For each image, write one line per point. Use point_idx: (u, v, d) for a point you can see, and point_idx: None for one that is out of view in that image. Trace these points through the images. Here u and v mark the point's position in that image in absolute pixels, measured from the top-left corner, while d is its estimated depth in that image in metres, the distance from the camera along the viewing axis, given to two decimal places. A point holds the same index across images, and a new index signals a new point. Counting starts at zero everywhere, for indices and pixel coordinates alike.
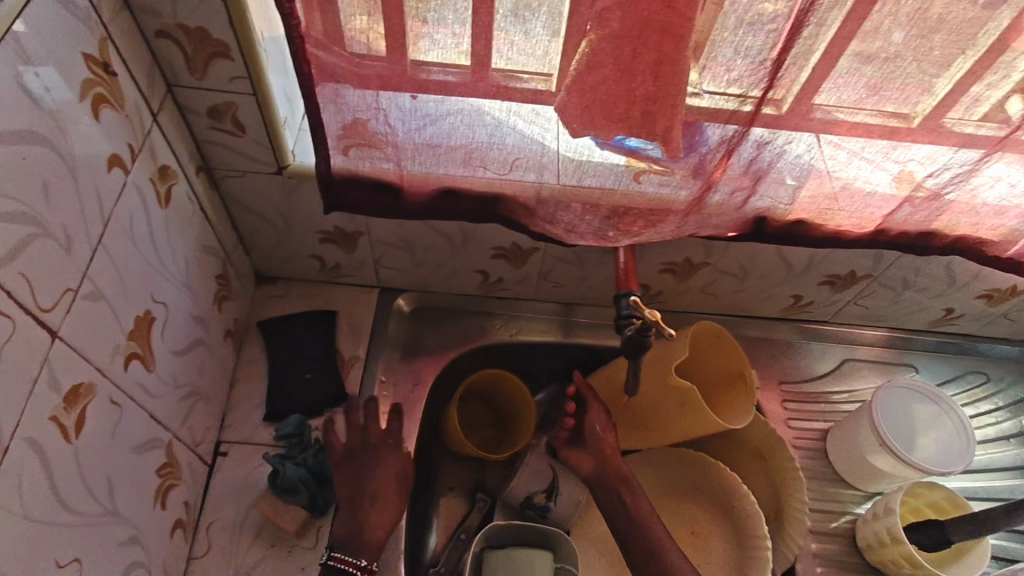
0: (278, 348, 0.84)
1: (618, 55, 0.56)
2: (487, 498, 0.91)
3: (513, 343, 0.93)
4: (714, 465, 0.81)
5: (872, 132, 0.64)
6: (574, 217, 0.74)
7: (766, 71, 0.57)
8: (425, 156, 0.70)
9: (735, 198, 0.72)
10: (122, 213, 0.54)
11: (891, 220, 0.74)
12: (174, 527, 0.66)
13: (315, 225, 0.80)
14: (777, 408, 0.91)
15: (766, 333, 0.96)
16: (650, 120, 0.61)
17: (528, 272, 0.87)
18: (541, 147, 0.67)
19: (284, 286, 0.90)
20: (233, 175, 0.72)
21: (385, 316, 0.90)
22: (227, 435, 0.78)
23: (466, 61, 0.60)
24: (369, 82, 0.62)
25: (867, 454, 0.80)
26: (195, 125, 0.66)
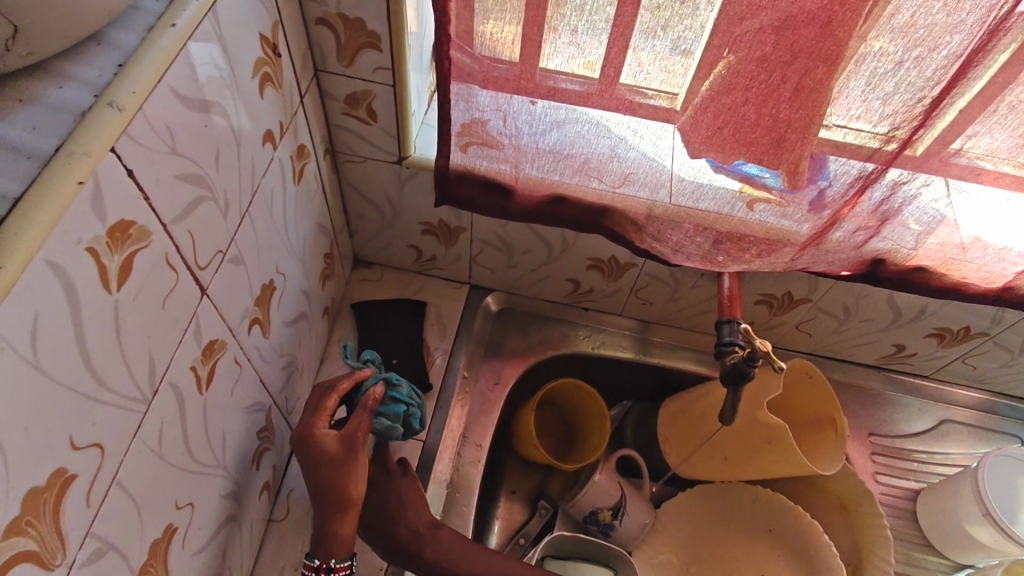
0: (368, 331, 0.87)
1: (760, 79, 0.56)
2: (548, 506, 0.89)
3: (594, 356, 0.93)
4: (794, 509, 0.80)
5: (1020, 185, 0.60)
6: (683, 237, 0.74)
7: (922, 108, 0.54)
8: (544, 161, 0.70)
9: (857, 237, 0.69)
10: (266, 185, 0.57)
11: (1023, 278, 0.70)
12: (262, 489, 0.69)
13: (420, 217, 0.83)
14: (864, 460, 0.87)
15: (859, 380, 0.91)
16: (783, 149, 0.60)
17: (620, 286, 0.87)
18: (660, 165, 0.67)
19: (379, 271, 0.93)
20: (355, 160, 0.76)
21: (473, 312, 0.92)
22: None
23: (592, 72, 0.60)
24: (503, 84, 0.63)
25: (965, 522, 0.75)
26: (330, 110, 0.69)
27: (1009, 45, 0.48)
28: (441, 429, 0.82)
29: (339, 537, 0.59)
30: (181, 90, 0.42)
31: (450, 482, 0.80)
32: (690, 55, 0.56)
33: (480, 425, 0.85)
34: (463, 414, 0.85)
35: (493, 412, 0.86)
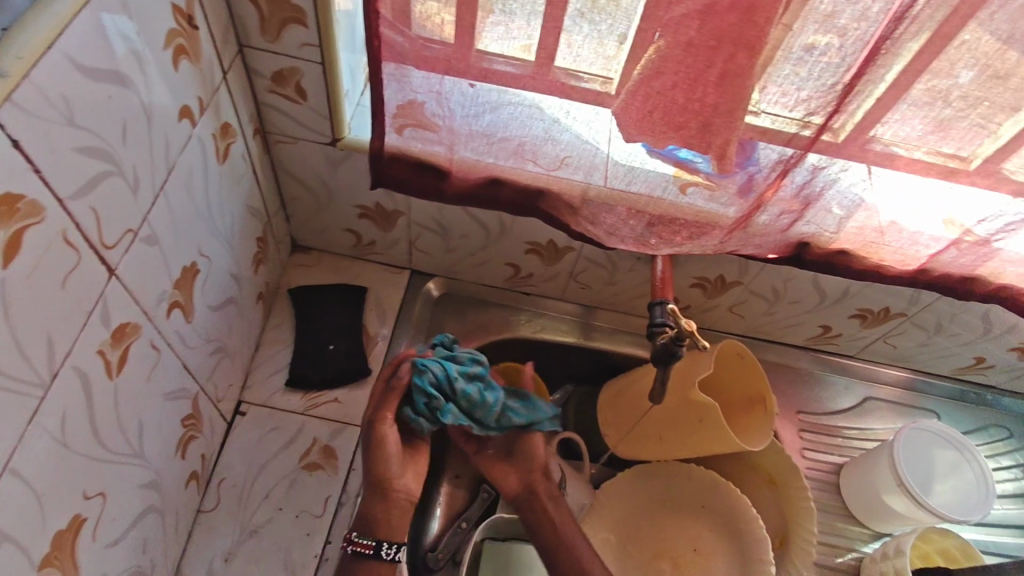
0: (305, 317, 0.85)
1: (687, 63, 0.57)
2: (490, 490, 0.90)
3: (535, 339, 0.93)
4: (727, 486, 0.81)
5: (929, 171, 0.64)
6: (616, 221, 0.74)
7: (835, 93, 0.56)
8: (478, 143, 0.70)
9: (782, 220, 0.72)
10: (185, 163, 0.55)
11: (935, 261, 0.74)
12: (189, 479, 0.67)
13: (356, 199, 0.81)
14: (792, 437, 0.90)
15: (788, 360, 0.95)
16: (709, 133, 0.61)
17: (559, 270, 0.88)
18: (592, 147, 0.68)
19: (317, 256, 0.91)
20: (286, 140, 0.73)
21: (414, 297, 0.91)
22: (248, 396, 0.79)
23: (529, 54, 0.60)
24: (435, 65, 0.63)
25: (882, 493, 0.79)
26: (257, 88, 0.67)
27: (925, 31, 0.51)
28: None
29: (375, 518, 0.68)
30: (80, 59, 0.39)
31: None
32: (624, 40, 0.57)
33: None
34: None
35: None
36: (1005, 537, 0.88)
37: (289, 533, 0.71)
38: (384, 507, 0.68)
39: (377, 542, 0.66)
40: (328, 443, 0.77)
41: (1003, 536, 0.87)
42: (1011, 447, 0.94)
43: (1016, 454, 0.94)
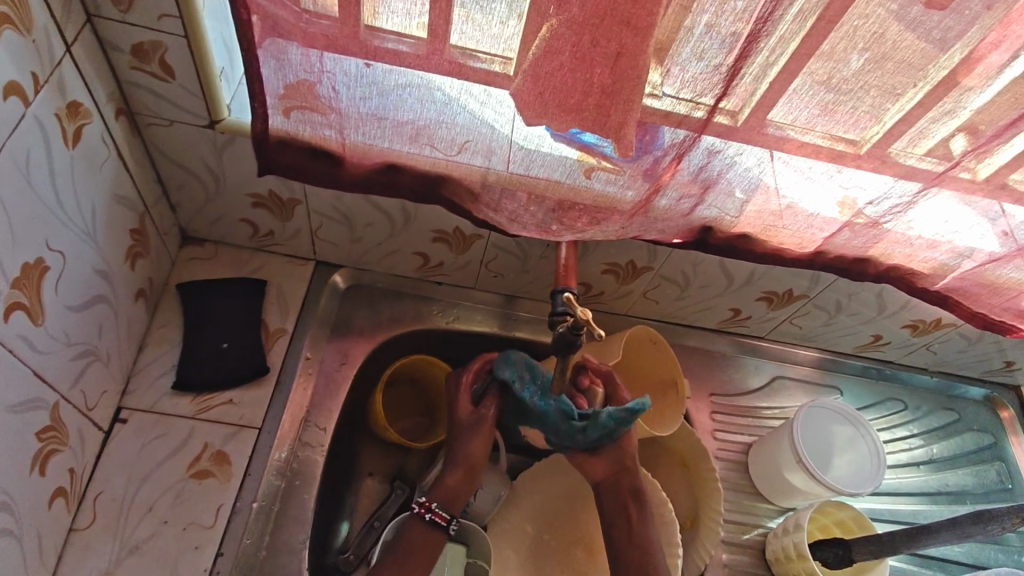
0: (195, 314, 0.79)
1: (576, 42, 0.55)
2: (406, 487, 0.87)
3: (450, 330, 0.91)
4: (637, 472, 0.80)
5: (820, 154, 0.65)
6: (518, 207, 0.72)
7: (722, 75, 0.57)
8: (369, 127, 0.66)
9: (683, 205, 0.71)
10: (17, 148, 0.49)
11: (830, 243, 0.75)
12: (53, 496, 0.61)
13: (247, 187, 0.75)
14: (705, 418, 0.92)
15: (703, 343, 0.96)
16: (604, 114, 0.60)
17: (470, 258, 0.85)
18: (490, 130, 0.65)
19: (212, 248, 0.84)
20: (160, 123, 0.67)
21: (319, 291, 0.86)
22: (129, 401, 0.72)
23: (423, 33, 0.57)
24: (315, 41, 0.59)
25: (783, 469, 0.82)
26: (116, 64, 0.60)
27: (810, 15, 0.53)
28: (279, 414, 0.77)
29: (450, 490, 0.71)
30: None
31: (289, 469, 0.75)
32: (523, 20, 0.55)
33: (326, 408, 0.81)
34: (306, 397, 0.80)
35: (339, 394, 0.82)
36: (898, 505, 0.92)
37: (175, 547, 0.66)
38: (460, 480, 0.71)
39: (451, 517, 0.70)
40: (220, 448, 0.72)
41: (896, 504, 0.92)
42: (906, 419, 0.99)
43: (912, 424, 0.99)
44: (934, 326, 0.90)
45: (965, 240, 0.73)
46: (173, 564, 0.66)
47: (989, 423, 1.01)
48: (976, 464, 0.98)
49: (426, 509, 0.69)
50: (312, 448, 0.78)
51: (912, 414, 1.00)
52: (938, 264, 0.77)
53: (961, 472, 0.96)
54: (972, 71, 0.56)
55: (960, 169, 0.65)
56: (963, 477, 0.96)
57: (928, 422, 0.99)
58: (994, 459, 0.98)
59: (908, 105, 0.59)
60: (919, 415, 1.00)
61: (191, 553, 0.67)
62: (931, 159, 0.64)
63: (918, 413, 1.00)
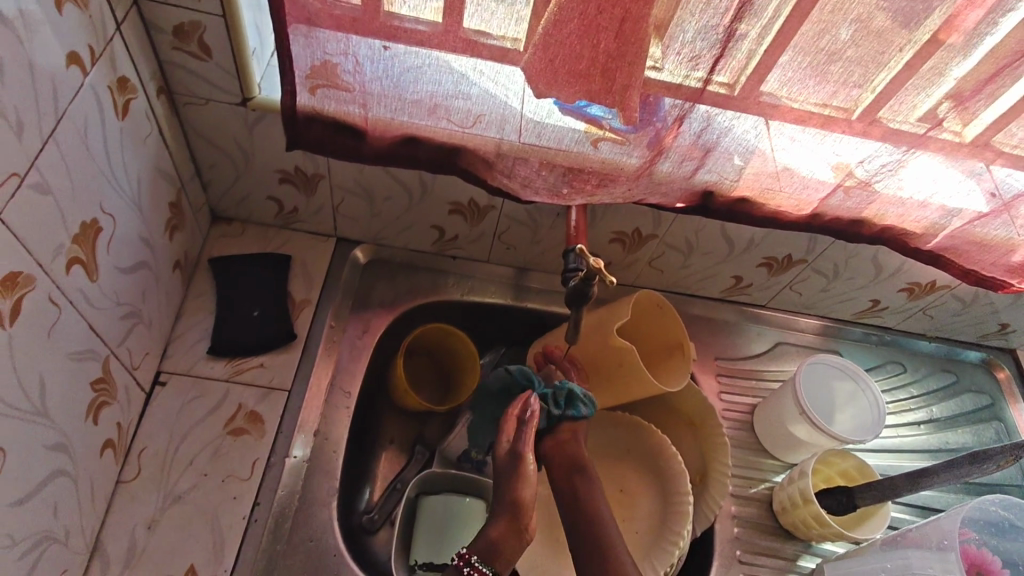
0: (225, 286, 0.83)
1: (582, 11, 0.59)
2: (426, 451, 0.93)
3: (465, 302, 0.95)
4: (644, 425, 0.85)
5: (811, 119, 0.69)
6: (530, 172, 0.77)
7: (719, 36, 0.61)
8: (390, 101, 0.71)
9: (684, 168, 0.75)
10: (77, 113, 0.55)
11: (825, 205, 0.80)
12: (104, 447, 0.66)
13: (275, 164, 0.80)
14: (711, 382, 0.96)
15: (707, 311, 1.00)
16: (610, 78, 0.64)
17: (483, 230, 0.89)
18: (503, 105, 0.70)
19: (240, 226, 0.89)
20: (195, 102, 0.72)
21: (340, 265, 0.91)
22: (168, 365, 0.77)
23: (438, 18, 0.62)
24: (340, 22, 0.64)
25: (788, 425, 0.86)
26: (159, 44, 0.65)
27: None
28: (307, 378, 0.81)
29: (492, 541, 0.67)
30: None
31: (318, 428, 0.80)
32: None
33: (350, 374, 0.85)
34: (331, 362, 0.84)
35: (362, 360, 0.86)
36: (900, 462, 0.95)
37: (215, 498, 0.71)
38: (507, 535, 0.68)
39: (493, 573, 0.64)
40: (254, 408, 0.77)
41: (898, 461, 0.95)
42: (906, 381, 1.03)
43: (911, 386, 1.02)
44: (929, 289, 0.94)
45: (953, 199, 0.77)
46: (215, 512, 0.70)
47: (987, 385, 1.04)
48: (975, 424, 1.01)
49: (465, 561, 0.64)
50: (338, 409, 0.82)
51: (912, 376, 1.03)
52: (929, 223, 0.80)
53: (960, 431, 1.00)
54: (954, 32, 0.60)
55: (943, 129, 0.69)
56: (962, 435, 1.00)
57: (927, 384, 1.03)
58: (992, 418, 1.01)
59: (896, 66, 0.63)
60: (919, 378, 1.03)
61: (230, 503, 0.71)
62: (914, 122, 0.69)
63: (917, 375, 1.03)
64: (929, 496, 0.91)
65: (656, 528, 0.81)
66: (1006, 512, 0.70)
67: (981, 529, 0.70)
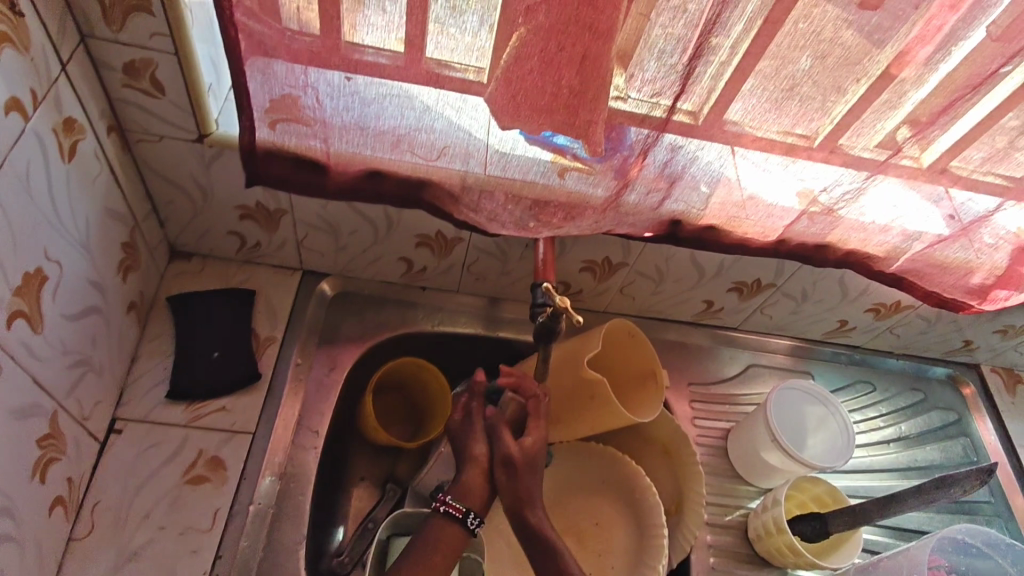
0: (184, 326, 0.80)
1: (544, 47, 0.59)
2: (398, 489, 0.89)
3: (435, 334, 0.93)
4: (620, 458, 0.84)
5: (774, 146, 0.70)
6: (496, 206, 0.75)
7: (678, 73, 0.62)
8: (352, 135, 0.70)
9: (651, 199, 0.75)
10: (18, 159, 0.53)
11: (791, 231, 0.80)
12: (53, 505, 0.63)
13: (235, 200, 0.78)
14: (685, 408, 0.95)
15: (680, 336, 1.00)
16: (574, 114, 0.64)
17: (452, 262, 0.88)
18: (468, 136, 0.69)
19: (200, 263, 0.86)
20: (149, 139, 0.69)
21: (306, 300, 0.88)
22: (123, 413, 0.74)
23: (401, 48, 0.62)
24: (298, 55, 0.63)
25: (760, 450, 0.86)
26: (109, 83, 0.63)
27: (757, 18, 0.58)
28: (271, 419, 0.78)
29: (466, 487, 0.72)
30: None
31: (284, 472, 0.77)
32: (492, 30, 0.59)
33: (316, 413, 0.82)
34: (297, 402, 0.82)
35: (329, 398, 0.84)
36: (872, 482, 0.96)
37: (172, 553, 0.68)
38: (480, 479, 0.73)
39: (466, 509, 0.71)
40: (215, 454, 0.74)
41: (870, 482, 0.96)
42: (876, 400, 1.04)
43: (881, 405, 1.04)
44: (895, 309, 0.96)
45: (913, 223, 0.78)
46: (172, 568, 0.67)
47: (953, 401, 1.06)
48: (943, 440, 1.02)
49: (441, 501, 0.71)
50: (305, 450, 0.79)
51: (881, 395, 1.05)
52: (892, 247, 0.81)
53: (929, 448, 1.01)
54: (905, 66, 0.62)
55: (902, 156, 0.70)
56: (931, 452, 1.01)
57: (896, 402, 1.04)
58: (959, 434, 1.03)
59: (852, 98, 0.65)
60: (887, 396, 1.05)
61: (189, 557, 0.68)
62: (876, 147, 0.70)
63: (886, 394, 1.05)
64: (901, 516, 0.92)
65: (633, 562, 0.80)
66: (972, 538, 0.72)
67: (950, 554, 0.72)
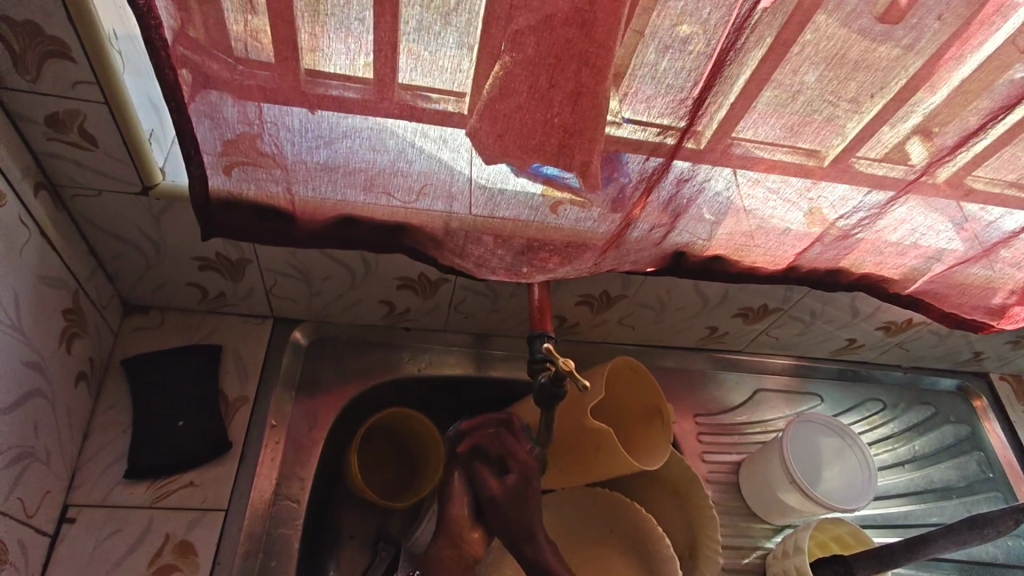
0: (142, 391, 0.73)
1: (531, 82, 0.53)
2: (390, 548, 0.83)
3: (423, 377, 0.87)
4: (629, 506, 0.78)
5: (788, 170, 0.63)
6: (484, 251, 0.69)
7: (686, 108, 0.56)
8: (319, 180, 0.62)
9: (655, 234, 0.69)
10: None
11: (803, 258, 0.75)
12: None
13: (192, 251, 0.69)
14: (692, 441, 0.90)
15: (682, 363, 0.95)
16: (568, 153, 0.58)
17: (437, 302, 0.81)
18: (449, 174, 0.61)
19: (158, 315, 0.78)
20: (86, 193, 0.62)
21: (279, 349, 0.81)
22: (76, 497, 0.67)
23: (369, 75, 0.53)
24: (250, 93, 0.54)
25: (777, 490, 0.81)
26: (30, 135, 0.56)
27: (768, 35, 0.51)
28: (247, 492, 0.71)
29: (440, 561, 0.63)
30: None
31: (263, 550, 0.70)
32: (470, 51, 0.51)
33: (298, 478, 0.75)
34: (274, 468, 0.74)
35: (310, 460, 0.77)
36: (888, 509, 0.92)
37: None
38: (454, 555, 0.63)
39: None
40: (184, 538, 0.67)
41: (887, 508, 0.92)
42: (887, 418, 1.00)
43: (892, 424, 1.00)
44: (906, 325, 0.91)
45: (933, 244, 0.73)
46: None
47: (965, 413, 1.02)
48: (957, 457, 0.98)
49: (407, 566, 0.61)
50: (287, 523, 0.72)
51: (892, 413, 1.00)
52: (908, 269, 0.77)
53: (944, 467, 0.97)
54: (929, 81, 0.56)
55: (927, 176, 0.65)
56: (946, 471, 0.97)
57: (908, 420, 1.00)
58: (973, 449, 0.99)
59: (868, 116, 0.58)
60: (898, 413, 1.01)
61: None
62: (899, 168, 0.64)
63: (897, 410, 1.01)
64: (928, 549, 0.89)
65: None
66: None
67: None
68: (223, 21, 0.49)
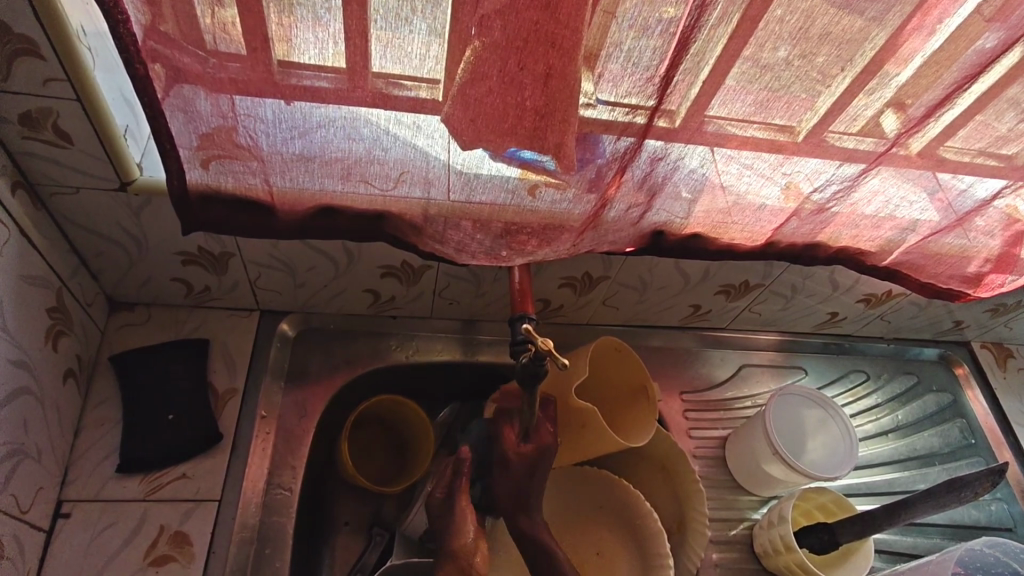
0: (132, 387, 0.73)
1: (501, 66, 0.53)
2: (385, 531, 0.84)
3: (411, 364, 0.88)
4: (616, 482, 0.80)
5: (761, 146, 0.64)
6: (464, 236, 0.70)
7: (655, 86, 0.56)
8: (296, 171, 0.62)
9: (632, 214, 0.70)
10: None
11: (780, 233, 0.76)
12: None
13: (174, 246, 0.70)
14: (678, 417, 0.91)
15: (667, 342, 0.96)
16: (541, 135, 0.58)
17: (422, 289, 0.82)
18: (426, 160, 0.61)
19: (145, 311, 0.78)
20: (63, 191, 0.62)
21: (267, 341, 0.82)
22: (69, 493, 0.67)
23: (340, 64, 0.53)
24: (223, 86, 0.54)
25: (762, 462, 0.83)
26: (6, 135, 0.56)
27: (735, 12, 0.52)
28: (239, 482, 0.72)
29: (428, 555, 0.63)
30: None
31: (258, 537, 0.71)
32: (440, 36, 0.52)
33: (289, 467, 0.76)
34: (266, 458, 0.75)
35: (301, 449, 0.78)
36: (872, 477, 0.94)
37: None
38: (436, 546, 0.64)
39: None
40: (179, 529, 0.68)
41: (871, 476, 0.94)
42: (870, 389, 1.01)
43: (875, 394, 1.01)
44: (886, 297, 0.92)
45: (908, 215, 0.74)
46: None
47: (948, 382, 1.04)
48: (938, 424, 1.00)
49: None
50: (279, 511, 0.73)
51: (875, 383, 1.02)
52: (884, 242, 0.78)
53: (927, 434, 0.99)
54: (896, 53, 0.56)
55: (898, 148, 0.66)
56: (930, 438, 0.99)
57: (891, 389, 1.02)
58: (955, 416, 1.01)
59: (837, 90, 0.59)
60: (881, 383, 1.02)
61: None
62: (869, 140, 0.64)
63: (880, 381, 1.02)
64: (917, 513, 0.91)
65: None
66: (991, 549, 0.73)
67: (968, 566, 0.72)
68: (191, 14, 0.49)
